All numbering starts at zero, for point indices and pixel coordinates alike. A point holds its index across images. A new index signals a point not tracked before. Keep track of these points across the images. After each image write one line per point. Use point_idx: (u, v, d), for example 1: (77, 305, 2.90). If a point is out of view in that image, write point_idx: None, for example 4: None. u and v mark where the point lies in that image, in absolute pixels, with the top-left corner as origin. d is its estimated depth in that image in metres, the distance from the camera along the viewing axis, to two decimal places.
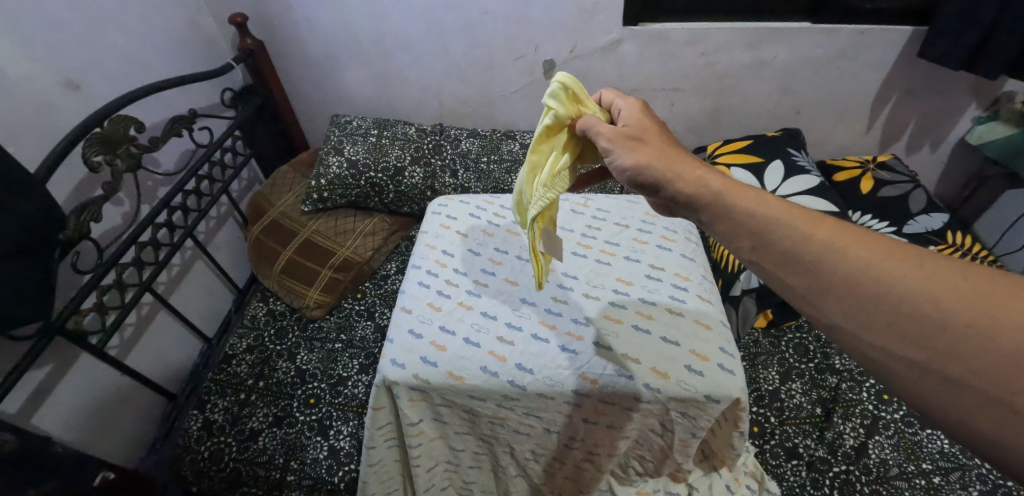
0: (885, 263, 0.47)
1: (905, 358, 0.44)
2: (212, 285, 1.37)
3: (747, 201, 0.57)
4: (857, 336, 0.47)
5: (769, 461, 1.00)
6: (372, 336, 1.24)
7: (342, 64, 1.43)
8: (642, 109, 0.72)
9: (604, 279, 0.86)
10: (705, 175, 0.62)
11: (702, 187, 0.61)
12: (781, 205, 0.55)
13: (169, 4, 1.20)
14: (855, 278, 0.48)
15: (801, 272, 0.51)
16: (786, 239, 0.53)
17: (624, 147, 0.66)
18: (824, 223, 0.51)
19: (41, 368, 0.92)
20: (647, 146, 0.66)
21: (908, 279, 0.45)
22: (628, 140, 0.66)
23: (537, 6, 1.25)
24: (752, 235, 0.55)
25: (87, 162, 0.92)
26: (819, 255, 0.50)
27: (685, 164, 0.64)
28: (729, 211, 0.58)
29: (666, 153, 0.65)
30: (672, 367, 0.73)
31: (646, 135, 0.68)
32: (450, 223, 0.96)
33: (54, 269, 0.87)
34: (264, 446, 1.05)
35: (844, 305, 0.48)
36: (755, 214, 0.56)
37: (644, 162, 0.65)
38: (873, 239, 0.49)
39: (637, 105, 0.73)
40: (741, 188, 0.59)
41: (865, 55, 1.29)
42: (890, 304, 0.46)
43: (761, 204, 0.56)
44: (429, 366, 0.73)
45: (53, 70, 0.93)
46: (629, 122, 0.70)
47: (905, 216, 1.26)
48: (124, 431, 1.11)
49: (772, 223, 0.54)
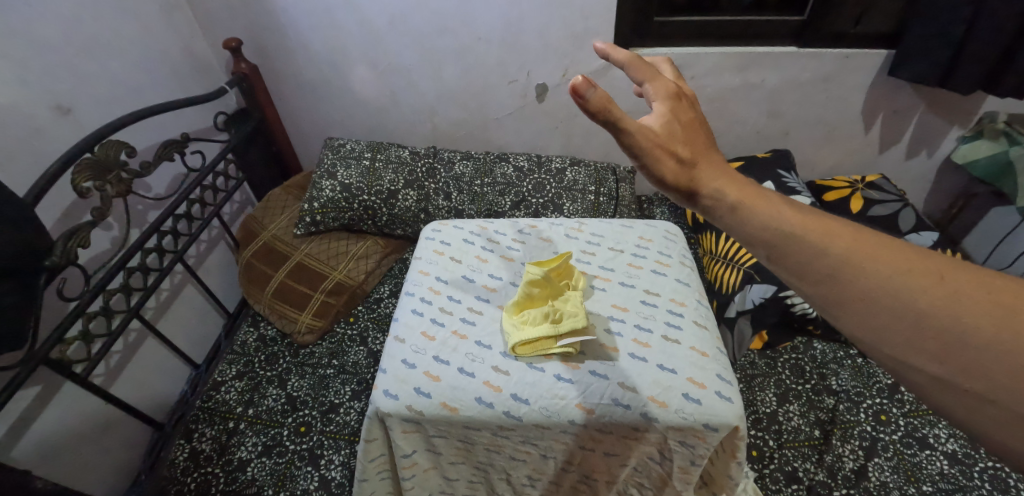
0: (901, 279, 0.45)
1: (925, 371, 0.43)
2: (201, 309, 1.35)
3: (762, 212, 0.52)
4: (876, 347, 0.46)
5: (770, 486, 0.98)
6: (365, 361, 1.22)
7: (336, 89, 1.44)
8: (672, 100, 0.58)
9: (599, 305, 0.85)
10: (725, 181, 0.55)
11: (720, 199, 0.54)
12: (797, 218, 0.51)
13: (163, 29, 1.21)
14: (870, 294, 0.46)
15: (816, 283, 0.48)
16: (800, 253, 0.49)
17: (656, 153, 0.55)
18: (843, 234, 0.48)
19: (24, 399, 0.89)
20: (681, 149, 0.56)
21: (926, 295, 0.44)
22: (660, 142, 0.55)
23: (529, 32, 1.27)
24: (767, 247, 0.51)
25: (76, 187, 0.91)
26: (836, 270, 0.47)
27: (708, 169, 0.56)
28: (743, 226, 0.53)
29: (697, 156, 0.56)
30: (670, 395, 0.72)
31: (678, 133, 0.57)
32: (444, 249, 0.96)
33: (38, 296, 0.85)
34: (253, 477, 1.03)
35: (860, 320, 0.46)
36: (771, 224, 0.51)
37: (673, 170, 0.56)
38: (893, 251, 0.46)
39: (669, 87, 0.59)
40: (756, 197, 0.54)
41: (850, 77, 1.32)
42: (906, 319, 0.44)
43: (776, 217, 0.51)
44: (423, 398, 0.72)
45: (44, 95, 0.92)
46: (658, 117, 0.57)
47: (895, 235, 1.27)
48: (108, 462, 1.07)
49: (786, 237, 0.50)
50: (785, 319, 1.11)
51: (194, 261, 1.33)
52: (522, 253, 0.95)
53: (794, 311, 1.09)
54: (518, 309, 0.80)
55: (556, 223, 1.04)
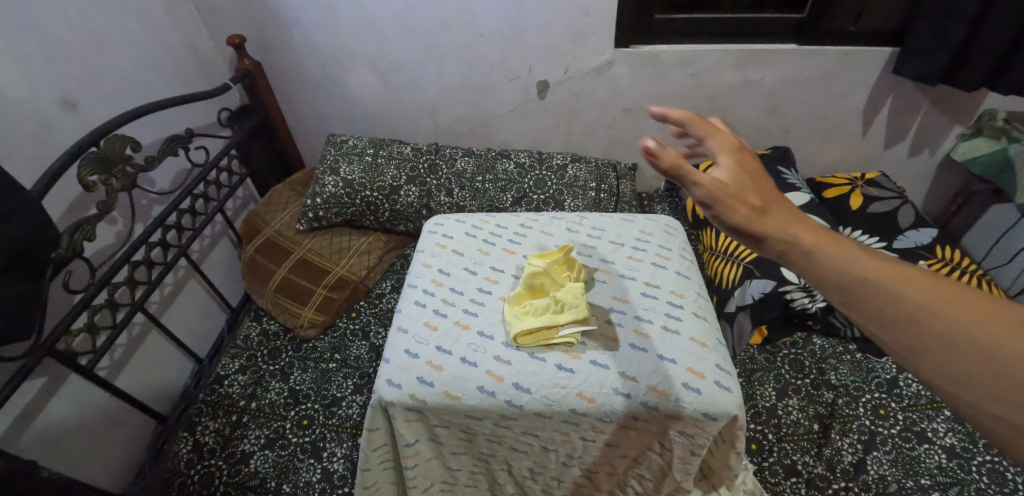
0: (989, 329, 0.41)
1: (1016, 427, 0.39)
2: (204, 304, 1.35)
3: (838, 257, 0.48)
4: (955, 395, 0.42)
5: (769, 479, 0.99)
6: (367, 356, 1.22)
7: (339, 86, 1.45)
8: (735, 146, 0.55)
9: (600, 297, 0.85)
10: (798, 226, 0.51)
11: (790, 243, 0.50)
12: (876, 265, 0.46)
13: (168, 25, 1.23)
14: (956, 345, 0.42)
15: (893, 329, 0.44)
16: (877, 296, 0.45)
17: (726, 200, 0.52)
18: (922, 278, 0.45)
19: (29, 390, 0.90)
20: (750, 195, 0.52)
21: (1018, 348, 0.40)
22: (730, 192, 0.52)
23: (531, 29, 1.28)
24: (838, 292, 0.47)
25: (83, 181, 0.92)
26: (918, 316, 0.43)
27: (777, 212, 0.52)
28: (814, 270, 0.48)
29: (771, 204, 0.52)
30: (670, 384, 0.73)
31: (745, 179, 0.53)
32: (446, 242, 0.97)
33: (44, 288, 0.86)
34: (256, 469, 1.04)
35: (947, 373, 0.42)
36: (843, 267, 0.47)
37: (746, 218, 0.51)
38: (976, 299, 0.43)
39: (728, 140, 0.56)
40: (831, 241, 0.49)
41: (850, 75, 1.33)
42: (1001, 372, 0.40)
43: (853, 263, 0.47)
44: (425, 387, 0.73)
45: (51, 90, 0.93)
46: (726, 164, 0.54)
47: (894, 231, 1.30)
48: (113, 455, 1.08)
49: (860, 281, 0.46)
50: (784, 315, 1.15)
51: (198, 256, 1.34)
52: (523, 246, 0.96)
53: (791, 305, 1.12)
54: (520, 300, 0.82)
55: (557, 217, 1.04)
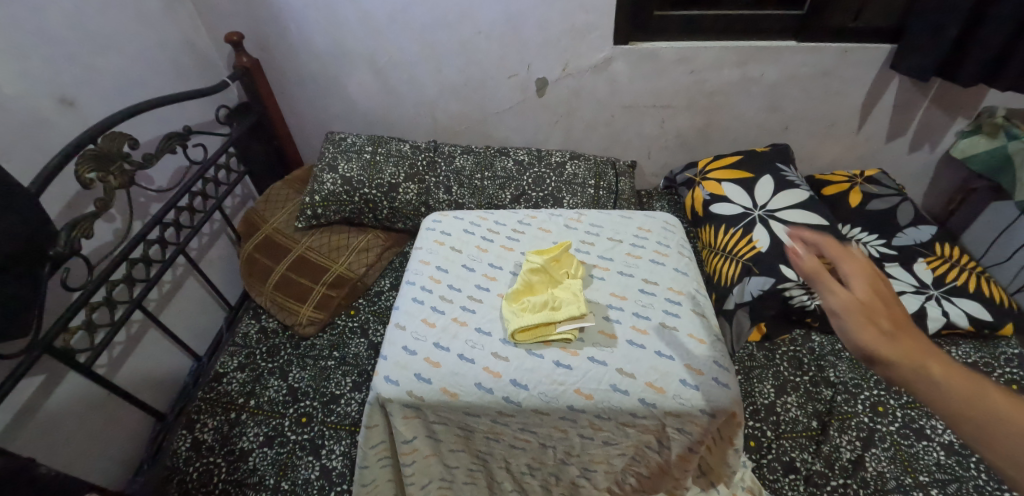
0: None
1: None
2: (203, 302, 1.35)
3: (970, 392, 0.52)
4: None
5: (767, 476, 0.99)
6: (366, 353, 1.22)
7: (337, 83, 1.45)
8: (869, 275, 0.65)
9: (599, 294, 0.85)
10: (930, 357, 0.56)
11: (922, 371, 0.55)
12: (1008, 404, 0.51)
13: (166, 22, 1.22)
14: None
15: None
16: (1008, 434, 0.49)
17: (859, 318, 0.60)
18: None
19: (27, 388, 0.90)
20: (883, 320, 0.60)
21: None
22: (861, 309, 0.61)
23: (529, 25, 1.28)
24: (969, 424, 0.51)
25: (79, 178, 0.92)
26: None
27: (910, 342, 0.58)
28: (944, 400, 0.53)
29: (902, 329, 0.59)
30: (668, 381, 0.73)
31: (879, 306, 0.61)
32: (444, 238, 0.97)
33: (42, 285, 0.86)
34: (255, 466, 1.04)
35: None
36: (973, 400, 0.52)
37: (874, 335, 0.58)
38: None
39: (862, 265, 0.66)
40: (964, 376, 0.54)
41: (849, 71, 1.32)
42: None
43: (986, 400, 0.51)
44: (423, 383, 0.73)
45: (47, 87, 0.93)
46: (861, 289, 0.63)
47: (894, 230, 1.31)
48: (112, 453, 1.08)
49: (993, 418, 0.50)
50: (784, 311, 1.14)
51: (196, 254, 1.34)
52: (521, 243, 0.96)
53: (791, 303, 1.12)
54: (518, 297, 0.81)
55: (555, 214, 1.04)
